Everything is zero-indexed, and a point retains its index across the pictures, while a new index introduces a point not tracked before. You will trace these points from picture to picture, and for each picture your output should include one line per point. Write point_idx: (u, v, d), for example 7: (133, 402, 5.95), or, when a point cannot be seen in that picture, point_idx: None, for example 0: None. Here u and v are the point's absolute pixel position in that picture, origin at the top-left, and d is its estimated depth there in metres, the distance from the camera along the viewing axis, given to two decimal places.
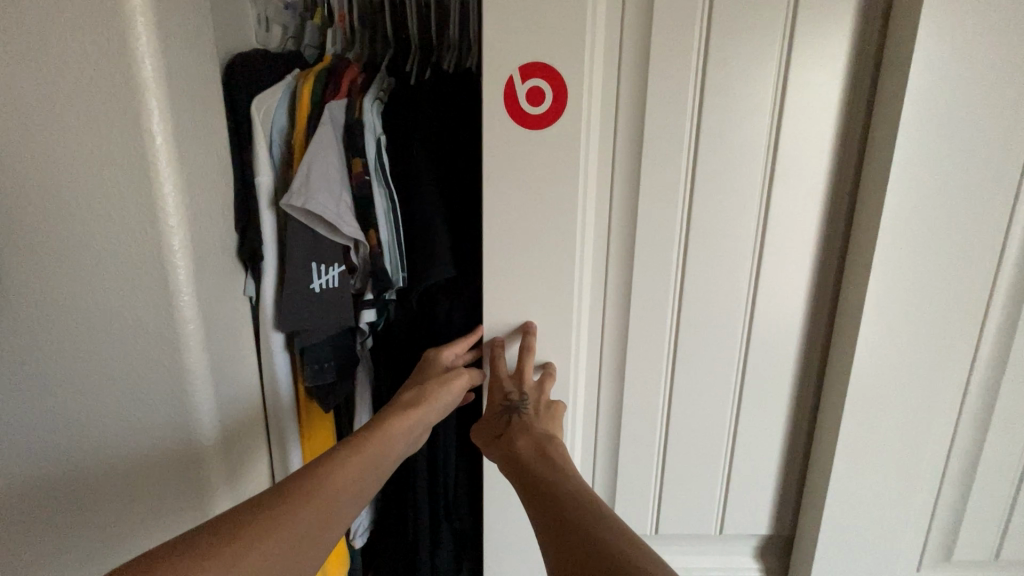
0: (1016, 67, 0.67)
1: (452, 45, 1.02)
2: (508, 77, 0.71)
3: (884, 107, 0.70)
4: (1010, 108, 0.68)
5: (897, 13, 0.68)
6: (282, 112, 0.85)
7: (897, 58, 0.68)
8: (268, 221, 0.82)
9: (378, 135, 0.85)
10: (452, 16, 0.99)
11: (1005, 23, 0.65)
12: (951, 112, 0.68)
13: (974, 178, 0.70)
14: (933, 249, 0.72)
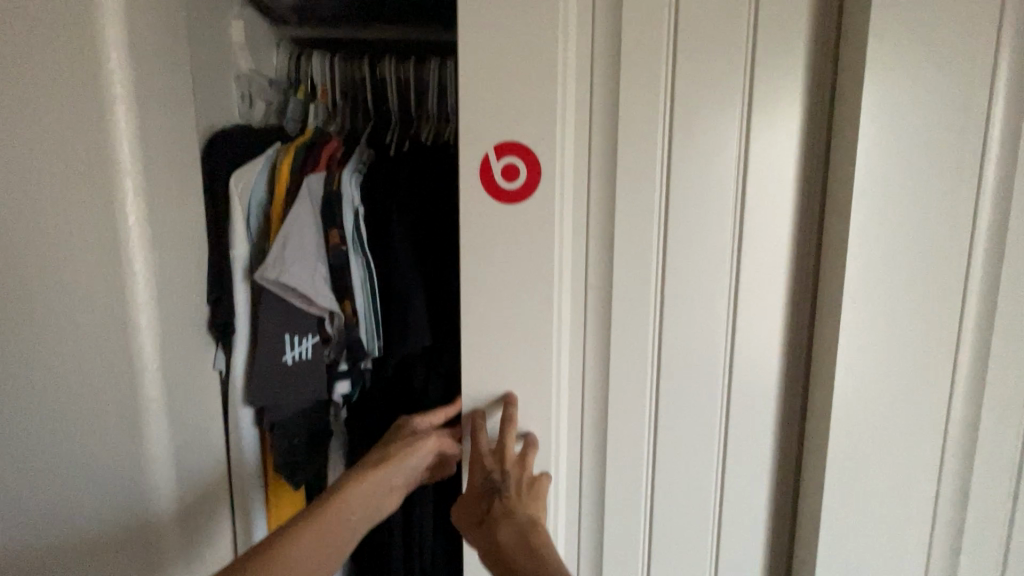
0: (955, 136, 0.71)
1: (431, 118, 1.07)
2: (484, 154, 0.74)
3: (839, 177, 0.73)
4: (955, 176, 0.72)
5: (844, 90, 0.72)
6: (261, 185, 0.86)
7: (847, 133, 0.72)
8: (242, 293, 0.82)
9: (356, 205, 0.86)
10: (431, 92, 1.04)
11: (942, 96, 0.69)
12: (902, 179, 0.71)
13: (930, 242, 0.73)
14: (898, 310, 0.74)
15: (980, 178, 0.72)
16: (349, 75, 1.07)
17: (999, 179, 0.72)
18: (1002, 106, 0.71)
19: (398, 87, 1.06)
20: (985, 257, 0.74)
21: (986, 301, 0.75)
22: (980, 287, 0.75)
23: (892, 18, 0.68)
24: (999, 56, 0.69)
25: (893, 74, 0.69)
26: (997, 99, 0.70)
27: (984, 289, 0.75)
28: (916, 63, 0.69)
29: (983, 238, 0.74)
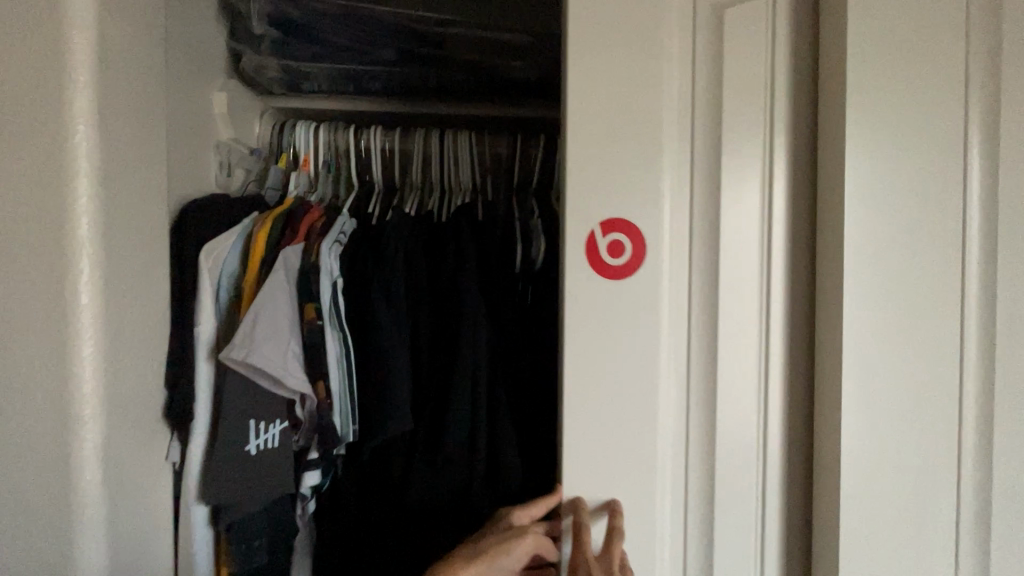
0: (937, 207, 0.71)
1: (415, 185, 1.11)
2: (589, 231, 0.71)
3: (828, 241, 0.72)
4: (941, 237, 0.71)
5: (824, 153, 0.72)
6: (233, 257, 0.83)
7: (831, 196, 0.71)
8: (203, 375, 0.76)
9: (335, 277, 0.83)
10: (416, 160, 1.09)
11: (919, 169, 0.70)
12: (889, 250, 0.70)
13: (923, 306, 0.71)
14: (898, 378, 0.71)
15: (965, 238, 0.71)
16: (333, 143, 1.09)
17: (984, 238, 0.71)
18: (977, 168, 0.71)
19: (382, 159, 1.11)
20: (978, 327, 0.72)
21: (984, 371, 0.72)
22: (976, 358, 0.72)
23: (864, 85, 0.69)
24: (967, 130, 0.71)
25: (873, 149, 0.69)
26: (972, 161, 0.71)
27: (983, 353, 0.72)
28: (891, 127, 0.70)
29: (976, 299, 0.72)
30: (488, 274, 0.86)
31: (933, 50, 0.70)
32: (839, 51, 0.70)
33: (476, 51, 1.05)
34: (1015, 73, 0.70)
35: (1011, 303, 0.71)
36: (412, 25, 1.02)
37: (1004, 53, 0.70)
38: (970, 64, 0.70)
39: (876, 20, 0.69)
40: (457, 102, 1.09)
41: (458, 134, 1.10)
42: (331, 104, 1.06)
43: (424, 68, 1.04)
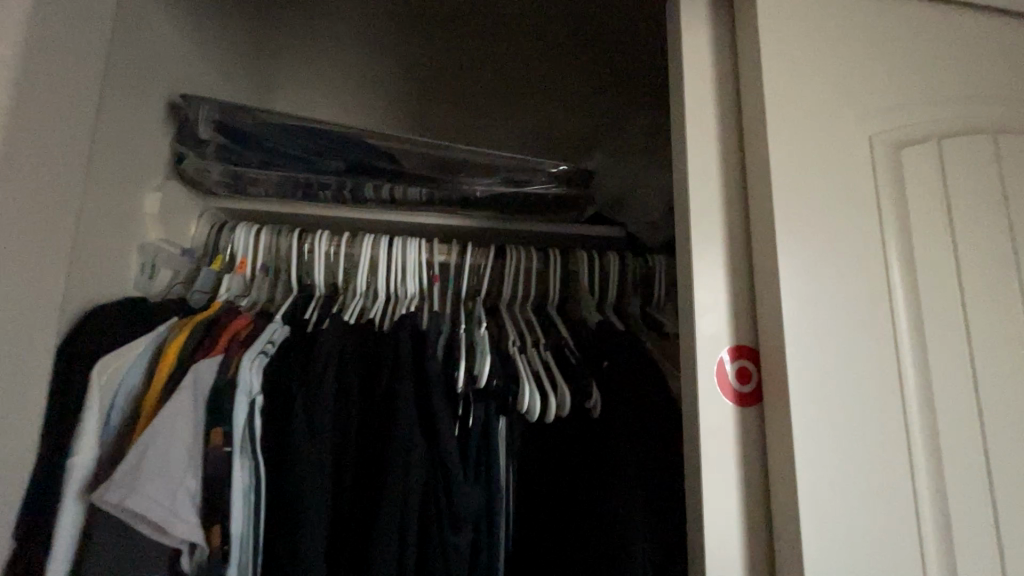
0: (871, 330, 0.72)
1: (358, 292, 1.07)
2: (719, 359, 0.74)
3: (770, 355, 0.72)
4: (877, 352, 0.72)
5: (758, 266, 0.75)
6: (138, 368, 0.75)
7: (769, 310, 0.73)
8: (68, 516, 0.63)
9: (253, 394, 0.75)
10: (361, 268, 1.07)
11: (850, 292, 0.73)
12: (831, 370, 0.70)
13: (868, 423, 0.70)
14: (855, 502, 0.68)
15: (899, 352, 0.72)
16: (275, 247, 1.05)
17: (918, 350, 0.73)
18: (900, 283, 0.74)
19: (325, 262, 1.07)
20: (925, 450, 0.71)
21: (939, 497, 0.70)
22: (928, 483, 0.70)
23: (789, 203, 0.73)
24: (887, 255, 0.75)
25: (804, 274, 0.72)
26: (894, 277, 0.74)
27: (933, 470, 0.70)
28: (818, 245, 0.73)
29: (919, 415, 0.72)
30: (424, 391, 0.80)
31: (846, 175, 0.76)
32: (762, 174, 0.75)
33: (429, 167, 1.07)
34: (919, 197, 0.76)
35: (951, 416, 0.72)
36: (366, 140, 1.03)
37: (907, 180, 0.77)
38: (880, 189, 0.76)
39: (793, 147, 0.75)
40: (410, 209, 1.12)
41: (406, 241, 1.11)
42: (281, 207, 1.06)
43: (374, 179, 1.05)
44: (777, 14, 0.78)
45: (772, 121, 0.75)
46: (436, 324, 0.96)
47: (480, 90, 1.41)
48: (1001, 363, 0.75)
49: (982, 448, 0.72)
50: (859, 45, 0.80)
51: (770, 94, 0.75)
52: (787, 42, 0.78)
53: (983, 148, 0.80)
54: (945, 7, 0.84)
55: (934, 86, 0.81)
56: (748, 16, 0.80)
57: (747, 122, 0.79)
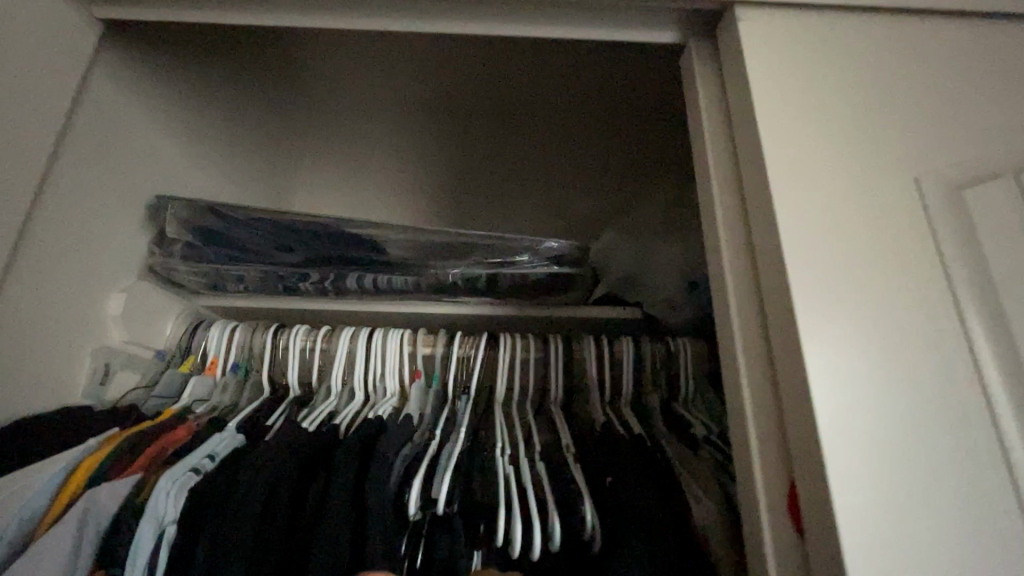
0: (962, 438, 0.50)
1: (331, 391, 0.98)
2: (790, 484, 0.54)
3: (805, 478, 0.51)
4: (976, 476, 0.49)
5: (779, 352, 0.57)
6: (46, 488, 0.67)
7: (796, 413, 0.53)
8: None
9: (165, 521, 0.65)
10: (336, 364, 0.98)
11: (920, 382, 0.52)
12: (910, 499, 0.48)
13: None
14: None
15: (1013, 472, 0.50)
16: (248, 344, 1.00)
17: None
18: (994, 371, 0.53)
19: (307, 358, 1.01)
20: None
21: None
22: None
23: (808, 267, 0.55)
24: (970, 330, 0.54)
25: (846, 357, 0.52)
26: (985, 363, 0.53)
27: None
28: (859, 322, 0.54)
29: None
30: (359, 522, 0.65)
31: (888, 227, 0.58)
32: (768, 233, 0.59)
33: (406, 251, 0.99)
34: (1001, 252, 0.57)
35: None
36: (335, 228, 0.96)
37: (981, 231, 0.58)
38: (940, 243, 0.57)
39: (808, 197, 0.59)
40: (395, 301, 1.03)
41: (388, 333, 1.02)
42: (265, 302, 1.02)
43: (349, 269, 0.99)
44: (769, 51, 0.66)
45: (775, 169, 0.60)
46: (400, 432, 0.82)
47: (499, 178, 1.41)
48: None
49: None
50: (888, 74, 0.66)
51: (769, 137, 0.61)
52: (785, 78, 0.65)
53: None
54: (993, 25, 0.69)
55: (1001, 113, 0.64)
56: (734, 60, 0.69)
57: (747, 174, 0.65)
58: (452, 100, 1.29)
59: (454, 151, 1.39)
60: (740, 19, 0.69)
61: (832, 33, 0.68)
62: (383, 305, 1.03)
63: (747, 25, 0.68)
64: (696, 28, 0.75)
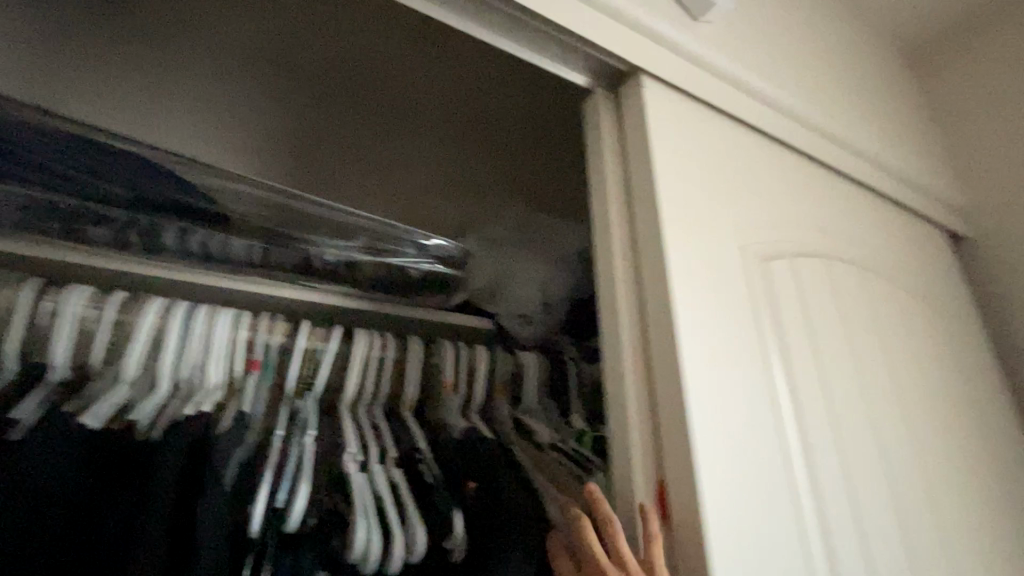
0: (759, 404, 0.72)
1: (119, 383, 0.74)
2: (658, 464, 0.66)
3: (673, 467, 0.64)
4: (773, 462, 0.70)
5: (657, 368, 0.69)
6: None
7: (673, 415, 0.66)
8: None
9: None
10: (139, 344, 0.75)
11: (739, 367, 0.72)
12: (733, 448, 0.66)
13: (775, 546, 0.65)
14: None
15: (782, 426, 0.73)
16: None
17: (805, 457, 0.74)
18: (783, 389, 0.76)
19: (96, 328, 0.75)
20: (815, 520, 0.70)
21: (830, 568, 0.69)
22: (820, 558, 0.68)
23: (688, 304, 0.71)
24: (765, 337, 0.78)
25: (700, 348, 0.69)
26: (778, 383, 0.76)
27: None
28: (715, 348, 0.71)
29: (817, 532, 0.70)
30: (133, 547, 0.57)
31: (731, 282, 0.78)
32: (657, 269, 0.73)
33: (270, 220, 0.89)
34: (785, 310, 0.83)
35: (838, 527, 0.72)
36: (176, 174, 0.83)
37: (776, 293, 0.83)
38: (758, 301, 0.80)
39: (683, 227, 0.76)
40: (234, 274, 0.88)
41: (218, 309, 0.83)
42: (39, 244, 0.76)
43: (186, 223, 0.82)
44: (662, 125, 0.83)
45: (665, 222, 0.75)
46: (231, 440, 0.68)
47: (366, 143, 1.37)
48: (867, 468, 0.79)
49: (854, 513, 0.75)
50: (731, 158, 0.90)
51: (665, 198, 0.76)
52: (673, 151, 0.82)
53: (819, 269, 0.92)
54: (779, 145, 1.00)
55: (784, 206, 0.94)
56: (635, 119, 0.83)
57: (640, 216, 0.77)
58: (329, 53, 1.29)
59: (318, 114, 1.34)
60: (643, 87, 0.84)
61: (696, 120, 0.88)
62: (220, 276, 0.87)
63: (650, 92, 0.84)
64: (605, 79, 0.87)
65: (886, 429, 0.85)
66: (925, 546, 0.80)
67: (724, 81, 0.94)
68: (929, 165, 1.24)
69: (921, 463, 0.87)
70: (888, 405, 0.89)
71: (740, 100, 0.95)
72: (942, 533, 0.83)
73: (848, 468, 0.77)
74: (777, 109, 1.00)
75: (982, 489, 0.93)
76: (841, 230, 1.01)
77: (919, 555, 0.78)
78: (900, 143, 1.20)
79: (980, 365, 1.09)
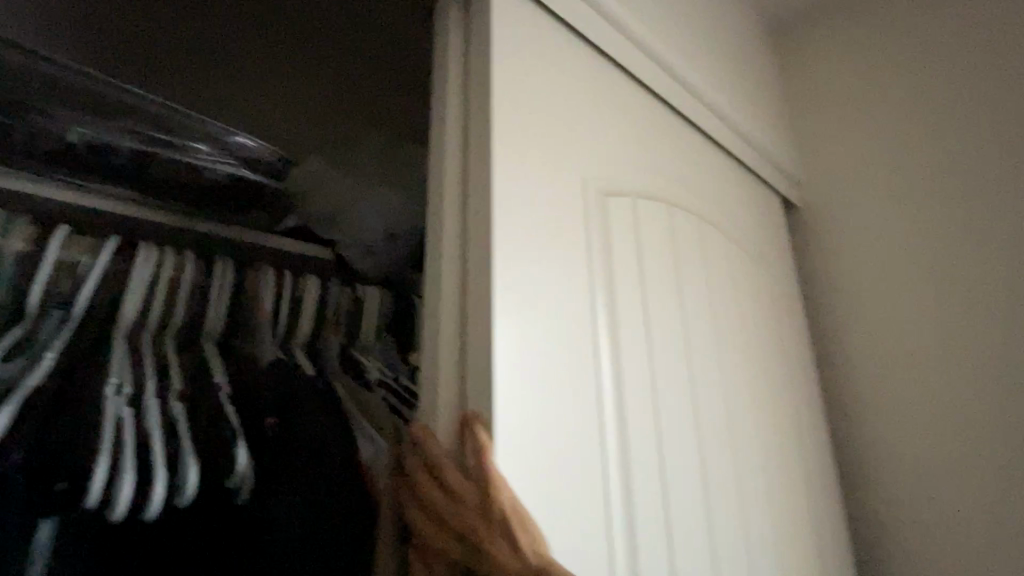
0: (575, 328, 0.71)
1: None
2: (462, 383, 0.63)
3: (474, 391, 0.61)
4: (580, 391, 0.69)
5: (474, 289, 0.65)
6: None
7: (478, 337, 0.62)
8: None
9: None
10: None
11: (558, 289, 0.71)
12: (540, 366, 0.65)
13: (569, 470, 0.64)
14: (555, 496, 0.62)
15: (597, 350, 0.73)
16: None
17: (617, 388, 0.74)
18: (603, 322, 0.76)
19: None
20: (617, 439, 0.72)
21: (625, 484, 0.71)
22: (616, 474, 0.70)
23: (509, 226, 0.67)
24: (592, 264, 0.77)
25: (517, 267, 0.67)
26: (599, 316, 0.76)
27: (623, 517, 0.69)
28: (535, 275, 0.68)
29: (617, 459, 0.71)
30: None
31: (562, 212, 0.75)
32: (482, 187, 0.68)
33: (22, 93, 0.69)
34: (618, 247, 0.83)
35: (639, 454, 0.74)
36: None
37: (610, 229, 0.82)
38: (590, 235, 0.78)
39: (518, 144, 0.72)
40: None
41: None
42: None
43: None
44: (507, 36, 0.77)
45: (497, 136, 0.69)
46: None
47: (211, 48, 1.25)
48: (676, 401, 0.83)
49: (658, 434, 0.78)
50: (582, 88, 0.87)
51: (499, 112, 0.71)
52: (518, 66, 0.76)
53: (660, 212, 0.94)
54: (637, 90, 0.99)
55: (633, 145, 0.94)
56: (481, 23, 0.76)
57: (475, 128, 0.72)
58: None
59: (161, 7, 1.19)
60: None
61: (547, 40, 0.84)
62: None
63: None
64: None
65: (699, 368, 0.90)
66: (718, 472, 0.86)
67: (585, 3, 0.89)
68: (773, 130, 1.32)
69: (726, 399, 0.93)
70: (707, 342, 0.94)
71: (598, 27, 0.92)
72: (734, 462, 0.89)
73: (659, 394, 0.80)
74: (636, 45, 0.98)
75: (776, 424, 1.02)
76: (684, 179, 1.04)
77: (711, 482, 0.84)
78: (749, 105, 1.27)
79: (791, 315, 1.20)
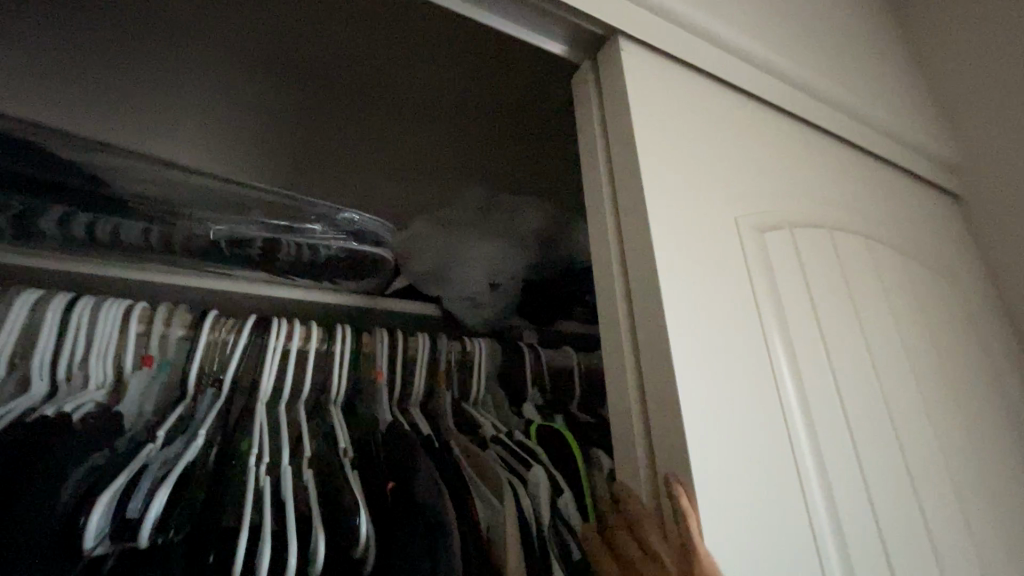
0: (755, 372, 0.62)
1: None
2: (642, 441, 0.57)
3: (670, 463, 0.54)
4: (774, 441, 0.60)
5: (644, 348, 0.60)
6: None
7: (664, 404, 0.56)
8: None
9: None
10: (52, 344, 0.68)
11: (728, 326, 0.63)
12: (726, 412, 0.57)
13: (774, 531, 0.55)
14: (768, 556, 0.53)
15: (782, 388, 0.64)
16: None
17: (816, 446, 0.63)
18: (786, 368, 0.66)
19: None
20: (823, 489, 0.61)
21: (842, 542, 0.59)
22: (831, 530, 0.59)
23: (673, 272, 0.62)
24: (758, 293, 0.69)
25: (685, 311, 0.60)
26: (780, 362, 0.66)
27: None
28: (707, 316, 0.62)
29: (831, 526, 0.59)
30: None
31: (720, 252, 0.68)
32: (642, 242, 0.63)
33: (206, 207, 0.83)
34: (784, 281, 0.73)
35: (854, 520, 0.62)
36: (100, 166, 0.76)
37: (773, 266, 0.73)
38: (752, 271, 0.70)
39: (665, 188, 0.67)
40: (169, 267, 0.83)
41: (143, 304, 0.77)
42: None
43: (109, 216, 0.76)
44: (644, 89, 0.74)
45: (648, 186, 0.66)
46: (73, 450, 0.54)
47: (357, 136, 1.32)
48: (879, 445, 0.69)
49: (868, 481, 0.65)
50: (718, 121, 0.81)
51: (649, 167, 0.67)
52: (656, 117, 0.73)
53: (824, 238, 0.82)
54: (775, 115, 0.91)
55: (779, 174, 0.84)
56: (615, 84, 0.74)
57: (621, 183, 0.69)
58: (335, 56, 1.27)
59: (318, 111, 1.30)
60: (622, 50, 0.75)
61: (681, 84, 0.79)
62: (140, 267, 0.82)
63: (628, 53, 0.75)
64: (583, 46, 0.79)
65: (902, 412, 0.74)
66: (948, 539, 0.69)
67: (711, 41, 0.85)
68: (931, 129, 1.15)
69: (941, 447, 0.76)
70: (906, 377, 0.78)
71: (729, 63, 0.86)
72: (966, 526, 0.72)
73: (861, 434, 0.68)
74: (768, 74, 0.91)
75: (1009, 479, 0.81)
76: (842, 200, 0.91)
77: (939, 542, 0.68)
78: (900, 109, 1.11)
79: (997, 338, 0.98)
